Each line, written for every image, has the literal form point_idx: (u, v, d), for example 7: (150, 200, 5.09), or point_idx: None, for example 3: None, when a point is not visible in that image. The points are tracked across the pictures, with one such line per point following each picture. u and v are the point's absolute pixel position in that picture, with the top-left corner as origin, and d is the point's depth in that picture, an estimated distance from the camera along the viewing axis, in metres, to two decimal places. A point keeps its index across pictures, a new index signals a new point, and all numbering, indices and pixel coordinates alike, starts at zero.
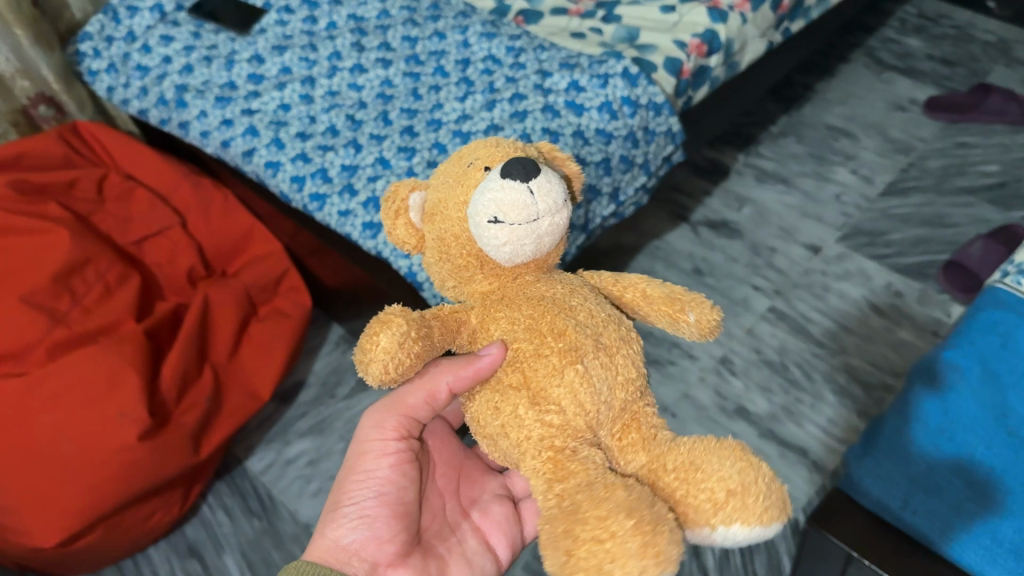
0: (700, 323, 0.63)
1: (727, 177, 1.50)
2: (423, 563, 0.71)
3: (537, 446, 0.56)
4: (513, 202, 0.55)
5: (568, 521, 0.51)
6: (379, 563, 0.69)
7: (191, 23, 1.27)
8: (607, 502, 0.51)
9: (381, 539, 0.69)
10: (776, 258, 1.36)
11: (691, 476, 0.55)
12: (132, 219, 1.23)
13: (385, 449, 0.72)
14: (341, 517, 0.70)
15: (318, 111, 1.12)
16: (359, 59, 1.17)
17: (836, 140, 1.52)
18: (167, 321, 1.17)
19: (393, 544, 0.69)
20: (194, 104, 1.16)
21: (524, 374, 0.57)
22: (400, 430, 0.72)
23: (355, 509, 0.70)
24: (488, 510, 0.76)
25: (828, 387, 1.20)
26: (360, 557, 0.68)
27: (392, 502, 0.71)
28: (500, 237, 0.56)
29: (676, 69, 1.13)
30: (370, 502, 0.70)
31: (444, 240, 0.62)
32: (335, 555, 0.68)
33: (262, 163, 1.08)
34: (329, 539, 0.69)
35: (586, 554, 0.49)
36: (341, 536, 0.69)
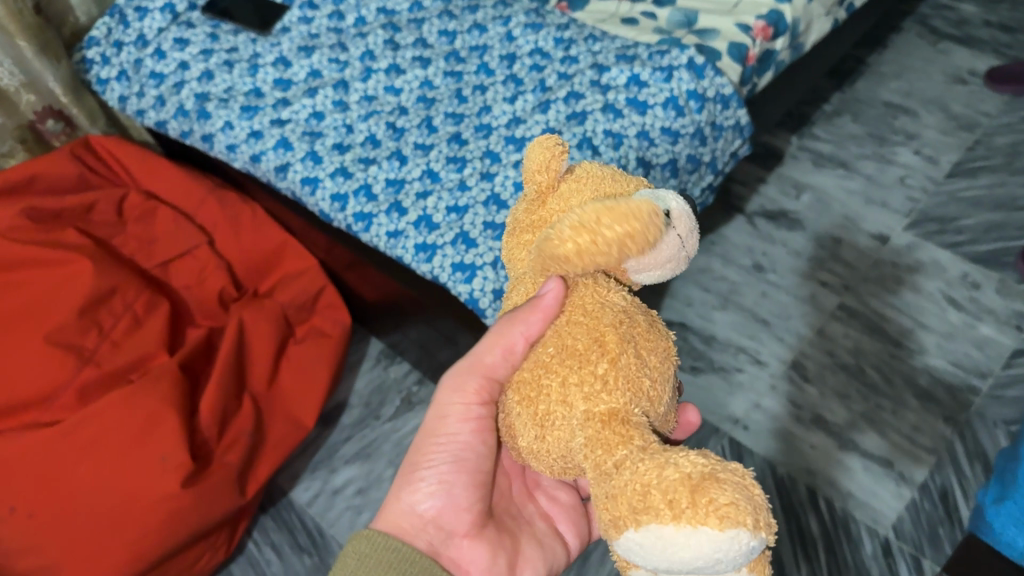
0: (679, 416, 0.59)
1: (782, 162, 1.41)
2: (498, 536, 0.66)
3: (616, 401, 0.44)
4: (687, 219, 0.49)
5: (686, 460, 0.39)
6: (456, 531, 0.64)
7: (206, 24, 1.17)
8: (711, 459, 0.39)
9: (458, 506, 0.64)
10: (842, 249, 1.28)
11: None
12: (157, 240, 1.15)
13: (469, 414, 0.63)
14: (418, 480, 0.65)
15: (355, 119, 1.03)
16: (395, 57, 1.08)
17: (895, 117, 1.43)
18: (200, 350, 1.09)
19: (471, 513, 0.65)
20: (218, 115, 1.07)
21: (606, 320, 0.48)
22: (482, 394, 0.61)
23: (433, 473, 0.65)
24: (556, 496, 0.71)
25: (909, 391, 1.13)
26: (435, 525, 0.64)
27: (471, 470, 0.65)
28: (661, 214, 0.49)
29: (741, 54, 1.04)
30: (449, 467, 0.64)
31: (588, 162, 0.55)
32: (409, 521, 0.64)
33: (298, 180, 1.00)
34: (403, 503, 0.65)
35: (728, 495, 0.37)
36: (417, 502, 0.65)
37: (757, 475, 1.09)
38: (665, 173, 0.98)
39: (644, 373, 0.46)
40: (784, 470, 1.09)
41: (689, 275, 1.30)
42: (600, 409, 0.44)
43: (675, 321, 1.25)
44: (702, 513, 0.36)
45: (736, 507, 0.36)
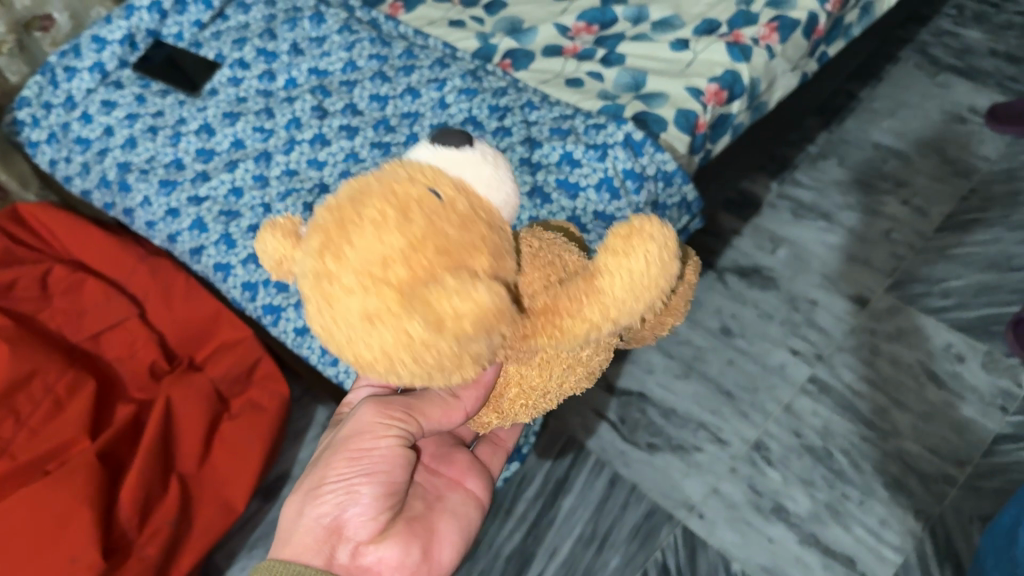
0: None
1: (760, 211, 1.30)
2: (410, 531, 0.59)
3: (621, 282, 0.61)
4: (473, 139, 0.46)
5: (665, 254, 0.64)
6: (361, 541, 0.56)
7: (135, 84, 1.12)
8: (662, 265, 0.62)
9: (367, 518, 0.55)
10: (817, 313, 1.18)
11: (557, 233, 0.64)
12: (85, 312, 1.11)
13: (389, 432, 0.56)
14: (323, 494, 0.56)
15: (273, 197, 0.96)
16: (321, 126, 1.01)
17: (884, 162, 1.32)
18: (126, 432, 1.05)
19: (378, 524, 0.56)
20: (138, 189, 1.02)
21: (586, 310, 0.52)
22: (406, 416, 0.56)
23: (341, 485, 0.55)
24: (453, 458, 0.67)
25: (878, 479, 1.04)
26: (338, 539, 0.55)
27: (387, 483, 0.56)
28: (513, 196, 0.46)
29: (690, 123, 0.95)
30: (361, 480, 0.55)
31: (410, 249, 0.40)
32: (312, 538, 0.55)
33: (210, 265, 0.95)
34: (306, 519, 0.56)
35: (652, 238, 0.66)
36: (320, 517, 0.55)
37: (710, 570, 1.01)
38: None
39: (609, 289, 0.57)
40: (739, 567, 1.00)
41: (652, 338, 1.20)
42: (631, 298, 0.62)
43: (634, 391, 1.16)
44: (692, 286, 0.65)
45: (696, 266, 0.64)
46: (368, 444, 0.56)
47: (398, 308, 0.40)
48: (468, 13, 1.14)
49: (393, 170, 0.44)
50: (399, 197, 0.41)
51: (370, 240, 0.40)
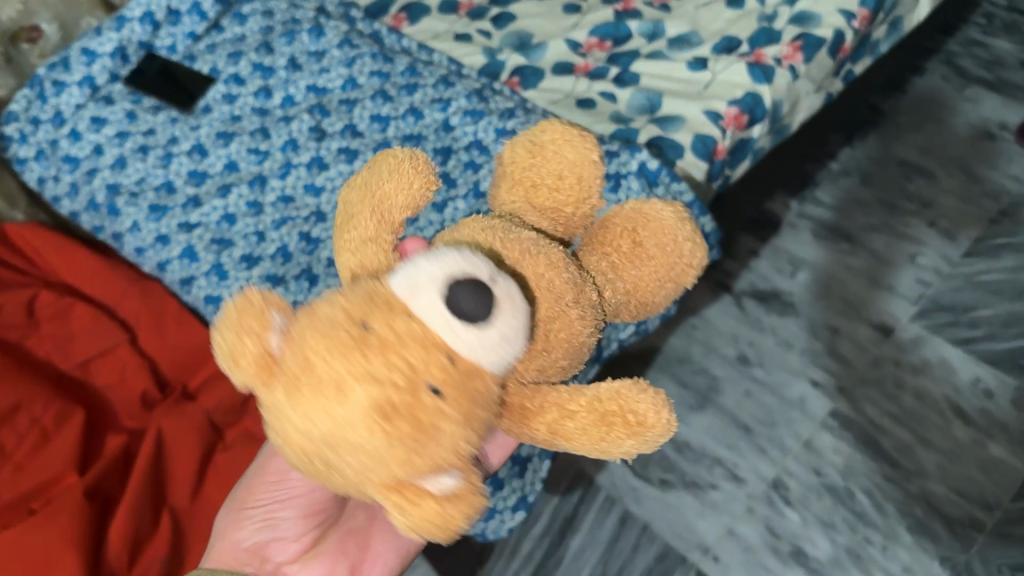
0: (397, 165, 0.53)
1: (779, 231, 1.24)
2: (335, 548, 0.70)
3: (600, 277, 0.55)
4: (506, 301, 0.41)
5: (668, 245, 0.56)
6: (283, 560, 0.69)
7: (126, 99, 1.07)
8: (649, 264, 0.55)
9: (287, 538, 0.69)
10: (839, 342, 1.13)
11: (563, 180, 0.56)
12: (74, 340, 1.06)
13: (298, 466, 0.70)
14: (247, 517, 0.70)
15: (268, 225, 0.92)
16: (318, 149, 0.96)
17: (909, 180, 1.26)
18: (117, 463, 0.98)
19: (300, 543, 0.70)
20: (127, 213, 0.97)
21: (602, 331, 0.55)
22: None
23: (261, 511, 0.69)
24: None
25: (902, 523, 0.99)
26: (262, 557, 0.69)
27: (304, 506, 0.70)
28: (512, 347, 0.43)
29: (708, 150, 0.91)
30: (278, 505, 0.69)
31: (409, 469, 0.41)
32: (237, 558, 0.68)
33: (202, 297, 0.90)
34: (232, 540, 0.69)
35: (669, 215, 0.57)
36: (243, 538, 0.69)
37: None
38: None
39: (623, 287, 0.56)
40: None
41: (666, 365, 1.14)
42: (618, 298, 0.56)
43: None
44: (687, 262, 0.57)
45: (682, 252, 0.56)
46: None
47: (376, 483, 0.42)
48: (474, 26, 1.08)
49: (393, 341, 0.40)
50: (391, 406, 0.39)
51: (366, 450, 0.40)
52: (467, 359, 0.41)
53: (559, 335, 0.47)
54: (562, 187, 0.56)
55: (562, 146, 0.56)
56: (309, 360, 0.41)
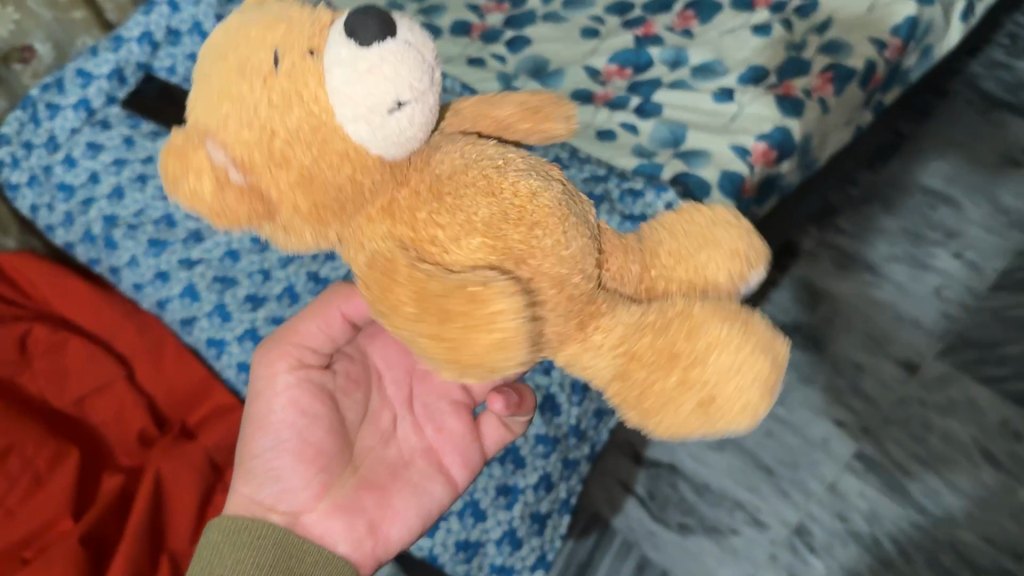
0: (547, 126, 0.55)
1: (799, 260, 1.20)
2: (358, 497, 0.56)
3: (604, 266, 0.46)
4: (411, 51, 0.38)
5: (710, 351, 0.44)
6: (297, 511, 0.55)
7: (124, 123, 1.02)
8: (681, 332, 0.45)
9: (293, 488, 0.55)
10: (863, 379, 1.10)
11: (697, 251, 0.50)
12: (68, 375, 1.00)
13: (296, 386, 0.56)
14: (246, 470, 0.56)
15: (274, 264, 0.87)
16: None
17: (933, 209, 1.22)
18: (112, 507, 0.91)
19: (310, 491, 0.55)
20: (125, 247, 0.93)
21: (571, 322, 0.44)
22: (292, 364, 0.56)
23: (258, 462, 0.56)
24: (444, 426, 0.60)
25: (930, 572, 0.96)
26: (276, 511, 0.55)
27: (304, 450, 0.55)
28: (405, 130, 0.39)
29: (736, 187, 0.87)
30: (274, 452, 0.55)
31: (251, 136, 0.41)
32: (251, 512, 0.55)
33: (202, 339, 0.85)
34: (238, 494, 0.55)
35: (765, 353, 0.45)
36: (253, 490, 0.55)
37: None
38: None
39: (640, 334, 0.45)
40: None
41: None
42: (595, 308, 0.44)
43: (663, 462, 1.07)
44: (724, 403, 0.45)
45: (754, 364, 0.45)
46: (264, 413, 0.56)
47: (203, 123, 0.43)
48: (488, 50, 1.04)
49: (310, 39, 0.40)
50: (250, 65, 0.41)
51: (217, 61, 0.42)
52: (329, 91, 0.39)
53: (485, 244, 0.40)
54: (683, 256, 0.50)
55: (730, 232, 0.51)
56: (234, 33, 0.43)
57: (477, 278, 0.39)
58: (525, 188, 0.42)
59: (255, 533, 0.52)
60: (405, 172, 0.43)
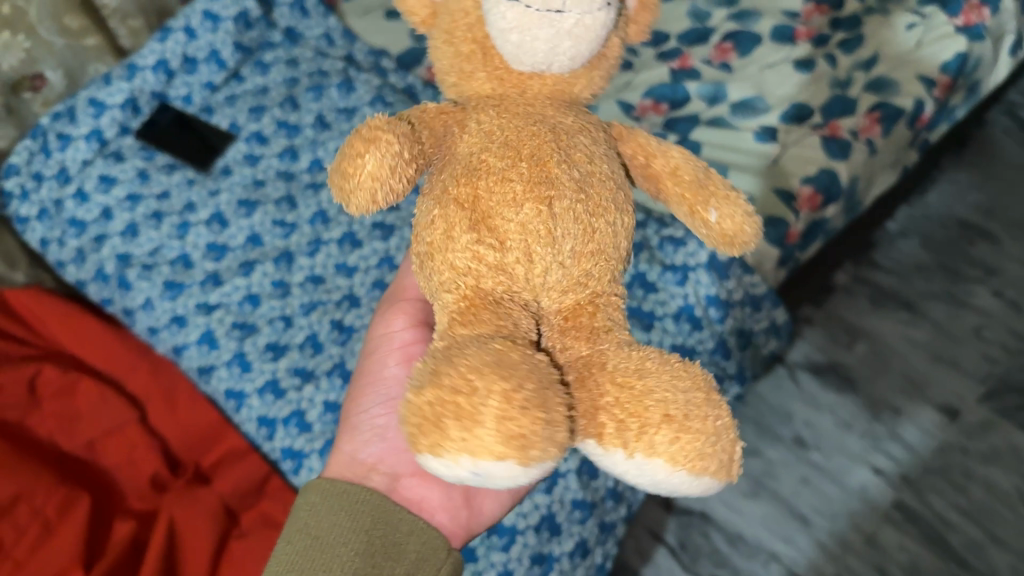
0: (721, 227, 0.44)
1: (832, 296, 1.17)
2: None
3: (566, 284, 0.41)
4: None
5: (486, 380, 0.35)
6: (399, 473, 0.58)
7: (137, 155, 0.97)
8: (495, 349, 0.37)
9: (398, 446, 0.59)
10: (901, 424, 1.06)
11: (630, 383, 0.38)
12: (80, 417, 0.93)
13: (406, 346, 0.64)
14: (354, 429, 0.62)
15: (296, 310, 0.83)
16: (351, 224, 0.89)
17: (971, 244, 1.19)
18: (125, 556, 0.82)
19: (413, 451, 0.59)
20: (139, 288, 0.88)
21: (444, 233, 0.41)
22: (415, 321, 0.64)
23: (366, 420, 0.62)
24: None
25: None
26: (376, 470, 0.58)
27: None
28: (505, 18, 0.38)
29: (781, 234, 0.82)
30: (384, 410, 0.62)
31: None
32: (353, 470, 0.59)
33: (221, 390, 0.81)
34: (345, 454, 0.60)
35: (531, 450, 0.34)
36: (357, 450, 0.60)
37: None
38: None
39: (497, 290, 0.41)
40: None
41: None
42: (461, 291, 0.41)
43: (695, 509, 1.03)
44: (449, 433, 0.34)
45: (483, 426, 0.34)
46: (383, 366, 0.64)
47: None
48: None
49: None
50: None
51: None
52: None
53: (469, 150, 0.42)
54: (639, 390, 0.38)
55: (671, 428, 0.37)
56: None
57: (400, 135, 0.41)
58: (539, 171, 0.40)
59: (353, 493, 0.51)
60: (511, 99, 0.43)
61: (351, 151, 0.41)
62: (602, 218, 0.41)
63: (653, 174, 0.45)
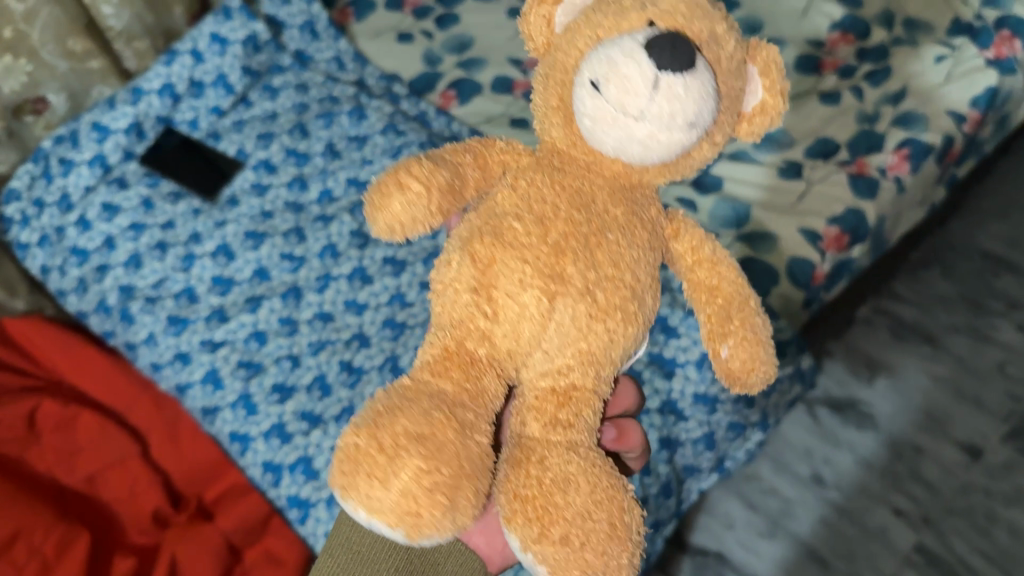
0: (731, 366, 0.45)
1: (852, 328, 1.14)
2: None
3: (554, 372, 0.43)
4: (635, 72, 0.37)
5: (404, 456, 0.38)
6: None
7: (141, 181, 0.94)
8: (428, 424, 0.39)
9: None
10: (923, 463, 1.03)
11: (544, 483, 0.39)
12: (79, 451, 0.89)
13: None
14: None
15: (304, 350, 0.80)
16: (361, 258, 0.86)
17: (994, 275, 1.17)
18: None
19: None
20: (142, 322, 0.85)
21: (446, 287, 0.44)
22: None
23: None
24: None
25: None
26: None
27: None
28: (584, 105, 0.39)
29: (806, 276, 0.80)
30: None
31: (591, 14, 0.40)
32: None
33: (226, 433, 0.78)
34: None
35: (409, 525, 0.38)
36: None
37: None
38: (698, 448, 0.75)
39: (478, 357, 0.43)
40: None
41: (731, 484, 1.04)
42: (448, 341, 0.43)
43: (710, 550, 1.00)
44: (356, 479, 0.38)
45: (379, 480, 0.37)
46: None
47: None
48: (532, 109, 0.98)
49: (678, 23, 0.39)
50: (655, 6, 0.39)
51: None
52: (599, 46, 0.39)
53: (500, 220, 0.43)
54: (559, 492, 0.39)
55: (562, 552, 0.38)
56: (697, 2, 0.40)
57: (426, 190, 0.44)
58: (552, 261, 0.41)
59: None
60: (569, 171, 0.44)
61: (385, 190, 0.45)
62: (601, 326, 0.42)
63: (696, 281, 0.46)
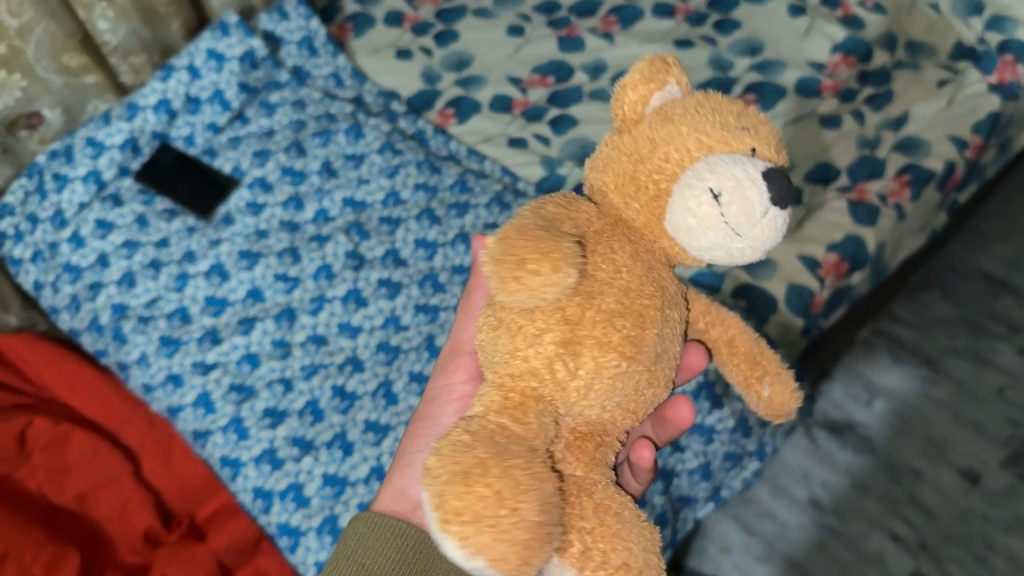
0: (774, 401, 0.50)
1: (851, 350, 1.13)
2: None
3: (600, 421, 0.41)
4: (752, 199, 0.38)
5: (524, 505, 0.34)
6: None
7: (136, 198, 0.93)
8: (533, 468, 0.36)
9: None
10: (921, 487, 1.01)
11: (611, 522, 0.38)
12: (70, 470, 0.88)
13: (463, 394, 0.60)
14: (407, 466, 0.58)
15: (296, 374, 0.80)
16: (356, 279, 0.85)
17: (995, 298, 1.16)
18: None
19: None
20: (135, 342, 0.85)
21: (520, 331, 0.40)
22: (471, 372, 0.59)
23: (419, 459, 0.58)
24: None
25: None
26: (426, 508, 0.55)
27: None
28: (693, 211, 0.39)
29: (805, 303, 0.79)
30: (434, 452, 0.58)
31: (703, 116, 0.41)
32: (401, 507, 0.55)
33: (217, 458, 0.77)
34: (394, 489, 0.57)
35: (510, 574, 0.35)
36: (406, 486, 0.56)
37: None
38: (694, 479, 0.74)
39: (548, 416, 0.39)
40: None
41: (728, 508, 1.03)
42: (523, 388, 0.39)
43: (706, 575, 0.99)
44: (467, 526, 0.34)
45: (499, 534, 0.34)
46: (439, 413, 0.60)
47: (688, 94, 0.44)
48: (530, 129, 0.97)
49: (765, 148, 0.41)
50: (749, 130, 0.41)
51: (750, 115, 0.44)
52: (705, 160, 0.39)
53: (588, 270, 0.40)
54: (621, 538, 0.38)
55: None
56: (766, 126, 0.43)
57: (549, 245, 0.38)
58: (636, 332, 0.40)
59: (398, 523, 0.51)
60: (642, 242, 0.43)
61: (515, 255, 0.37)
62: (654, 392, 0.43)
63: (713, 338, 0.50)
